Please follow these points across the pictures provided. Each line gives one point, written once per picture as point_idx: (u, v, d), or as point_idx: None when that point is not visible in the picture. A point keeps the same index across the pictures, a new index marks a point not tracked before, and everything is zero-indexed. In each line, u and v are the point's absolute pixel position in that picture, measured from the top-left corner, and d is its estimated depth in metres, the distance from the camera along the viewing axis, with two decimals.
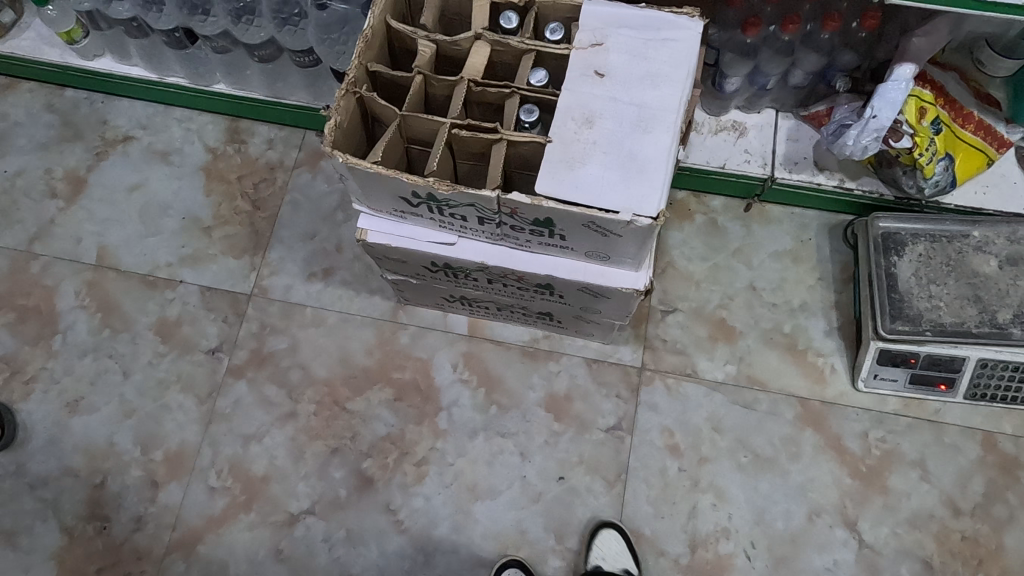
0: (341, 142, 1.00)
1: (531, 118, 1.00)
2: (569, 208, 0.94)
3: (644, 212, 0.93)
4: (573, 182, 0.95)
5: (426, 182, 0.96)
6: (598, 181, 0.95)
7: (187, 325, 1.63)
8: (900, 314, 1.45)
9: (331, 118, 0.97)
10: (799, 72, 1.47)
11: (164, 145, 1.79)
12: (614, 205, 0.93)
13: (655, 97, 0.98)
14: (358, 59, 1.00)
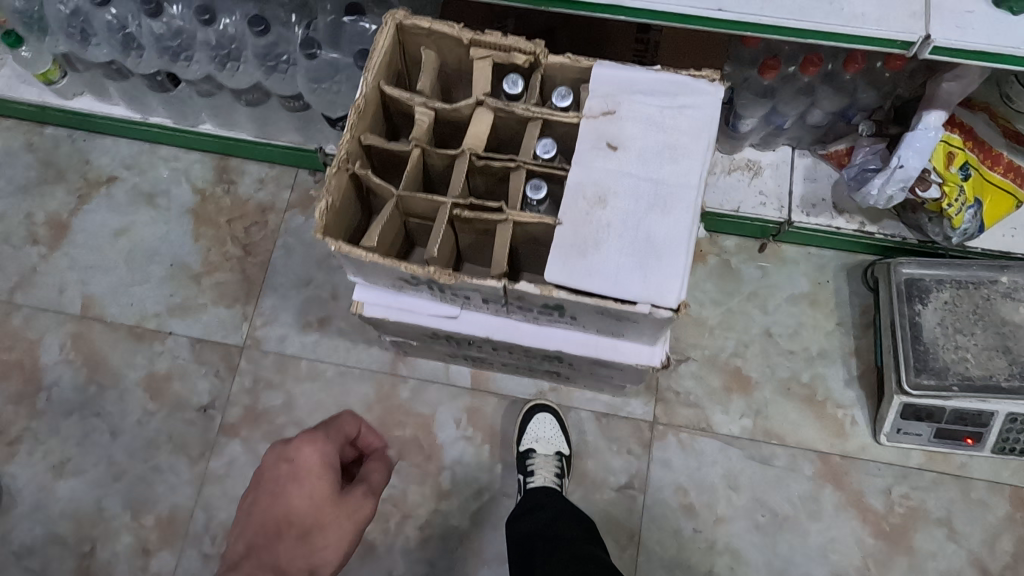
0: (333, 223, 0.92)
1: (539, 195, 0.92)
2: (582, 299, 0.87)
3: (664, 303, 0.86)
4: (585, 269, 0.87)
5: (427, 271, 0.89)
6: (613, 266, 0.87)
7: (177, 380, 1.56)
8: (926, 367, 1.38)
9: (321, 200, 0.88)
10: (818, 112, 1.38)
11: (150, 186, 1.71)
12: (631, 293, 0.86)
13: (673, 172, 0.90)
14: (350, 132, 0.92)
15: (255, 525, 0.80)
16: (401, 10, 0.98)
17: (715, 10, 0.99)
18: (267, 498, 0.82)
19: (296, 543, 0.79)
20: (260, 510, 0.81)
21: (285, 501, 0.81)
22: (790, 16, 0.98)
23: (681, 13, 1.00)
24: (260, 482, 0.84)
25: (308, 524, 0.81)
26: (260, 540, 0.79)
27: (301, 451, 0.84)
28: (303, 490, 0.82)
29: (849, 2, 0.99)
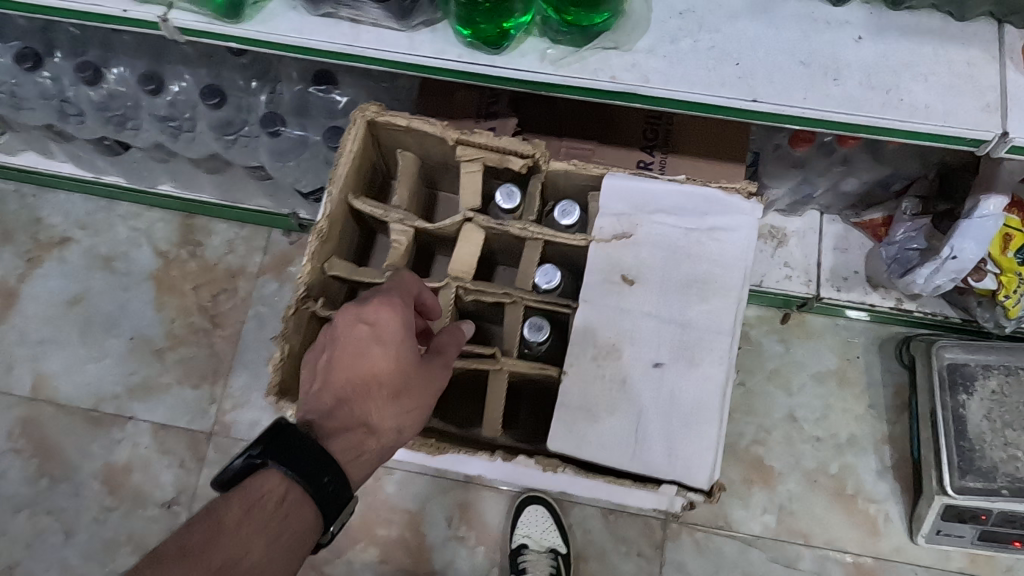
0: (293, 368, 0.79)
1: (540, 336, 0.76)
2: (594, 477, 0.72)
3: (693, 484, 0.71)
4: (597, 439, 0.72)
5: None
6: (631, 436, 0.72)
7: (139, 471, 1.41)
8: (971, 468, 1.24)
9: (276, 354, 0.75)
10: (854, 182, 1.22)
11: (107, 248, 1.55)
12: (653, 471, 0.71)
13: (702, 312, 0.75)
14: (311, 263, 0.77)
15: (338, 380, 0.72)
16: (373, 104, 0.81)
17: (749, 100, 0.83)
18: (345, 362, 0.72)
19: (381, 397, 0.72)
20: (341, 367, 0.72)
21: (364, 367, 0.72)
22: (839, 108, 0.82)
23: (708, 102, 0.84)
24: (335, 341, 0.73)
25: (391, 390, 0.72)
26: (343, 396, 0.72)
27: (378, 316, 0.72)
28: (389, 350, 0.72)
29: (907, 90, 0.83)
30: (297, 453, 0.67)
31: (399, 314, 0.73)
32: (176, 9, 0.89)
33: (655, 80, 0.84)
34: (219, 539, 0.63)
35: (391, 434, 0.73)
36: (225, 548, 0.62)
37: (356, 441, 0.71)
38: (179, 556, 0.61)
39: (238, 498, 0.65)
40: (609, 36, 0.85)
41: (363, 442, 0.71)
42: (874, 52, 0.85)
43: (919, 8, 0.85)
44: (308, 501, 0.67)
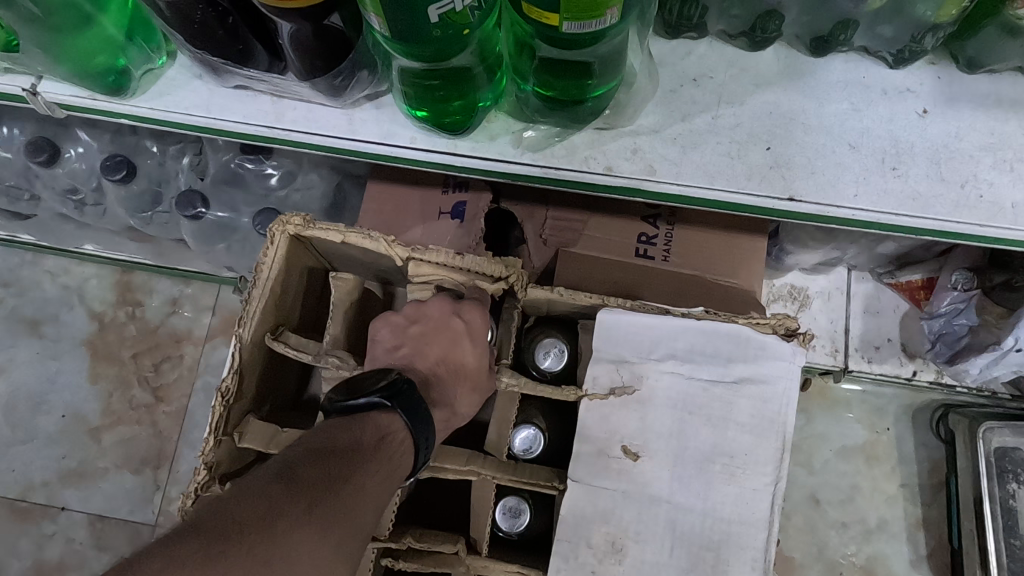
0: None
1: (518, 523, 0.63)
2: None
3: None
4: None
5: None
6: None
7: (73, 571, 1.24)
8: (1022, 569, 1.09)
9: None
10: (894, 244, 1.03)
11: (33, 310, 1.36)
12: None
13: (728, 497, 0.57)
14: (214, 436, 0.61)
15: (427, 357, 0.63)
16: (296, 215, 0.64)
17: (785, 199, 0.64)
18: (439, 344, 0.62)
19: (462, 392, 0.63)
20: (432, 347, 0.63)
21: (457, 353, 0.63)
22: (898, 209, 0.64)
23: (732, 201, 0.65)
24: (427, 321, 0.63)
25: (473, 385, 0.63)
26: (432, 371, 0.62)
27: (476, 315, 0.63)
28: (480, 349, 0.63)
29: (987, 183, 0.64)
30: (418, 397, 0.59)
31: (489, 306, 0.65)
32: (47, 80, 0.69)
33: (663, 170, 0.65)
34: (363, 448, 0.55)
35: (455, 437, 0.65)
36: (372, 459, 0.54)
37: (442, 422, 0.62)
38: (328, 459, 0.53)
39: (370, 421, 0.57)
40: (603, 114, 0.66)
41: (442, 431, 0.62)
42: (944, 131, 0.66)
43: (1002, 71, 0.66)
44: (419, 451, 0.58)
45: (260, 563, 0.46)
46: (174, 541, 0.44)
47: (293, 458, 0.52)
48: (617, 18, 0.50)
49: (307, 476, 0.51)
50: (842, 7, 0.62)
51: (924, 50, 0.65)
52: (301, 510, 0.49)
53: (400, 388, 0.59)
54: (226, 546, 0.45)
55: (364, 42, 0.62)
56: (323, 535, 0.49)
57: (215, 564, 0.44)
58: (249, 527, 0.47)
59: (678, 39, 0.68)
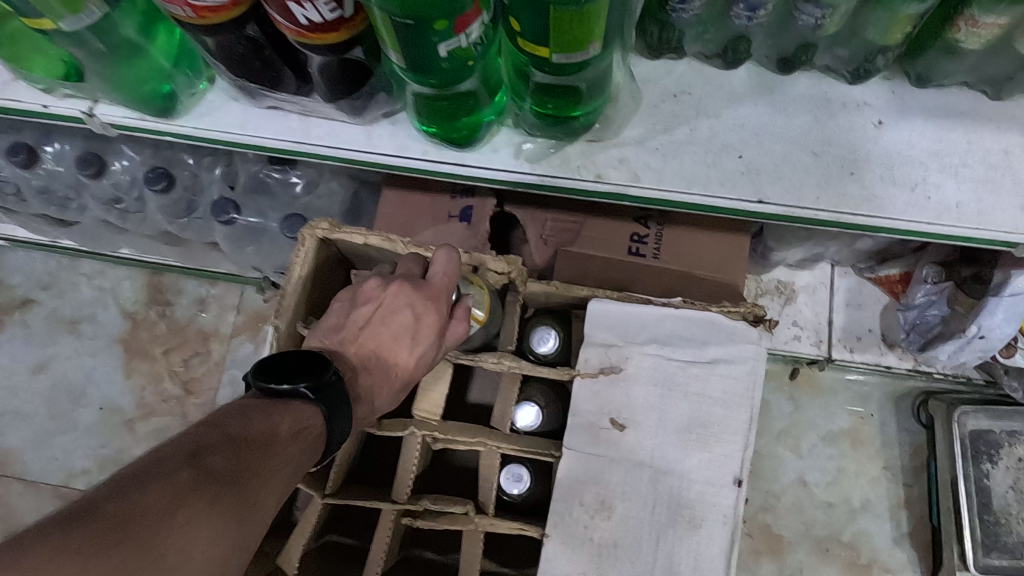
0: None
1: (521, 487, 0.71)
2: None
3: None
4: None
5: None
6: None
7: None
8: (996, 544, 1.17)
9: None
10: (870, 241, 1.10)
11: (72, 310, 1.46)
12: None
13: (703, 463, 0.65)
14: None
15: (367, 337, 0.67)
16: (323, 220, 0.73)
17: (755, 202, 0.73)
18: (378, 329, 0.67)
19: (386, 389, 0.67)
20: (372, 332, 0.67)
21: (396, 348, 0.67)
22: (856, 209, 0.72)
23: (709, 203, 0.74)
24: (380, 304, 0.68)
25: (402, 380, 0.68)
26: (362, 351, 0.67)
27: (427, 317, 0.67)
28: (416, 349, 0.67)
29: (936, 186, 0.72)
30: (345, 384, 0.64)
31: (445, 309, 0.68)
32: (101, 103, 0.78)
33: (646, 177, 0.74)
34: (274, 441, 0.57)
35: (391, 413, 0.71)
36: (277, 456, 0.56)
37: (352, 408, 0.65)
38: (241, 448, 0.55)
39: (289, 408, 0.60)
40: (591, 128, 0.74)
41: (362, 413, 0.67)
42: (898, 139, 0.74)
43: (949, 86, 0.74)
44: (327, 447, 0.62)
45: (156, 557, 0.46)
46: (68, 527, 0.43)
47: (206, 443, 0.54)
48: (599, 49, 0.59)
49: (217, 464, 0.52)
50: (802, 32, 0.71)
51: (878, 68, 0.73)
52: (209, 504, 0.50)
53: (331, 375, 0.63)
54: (122, 544, 0.45)
55: (381, 69, 0.71)
56: (229, 530, 0.51)
57: (111, 553, 0.44)
58: (143, 521, 0.46)
59: (660, 60, 0.77)
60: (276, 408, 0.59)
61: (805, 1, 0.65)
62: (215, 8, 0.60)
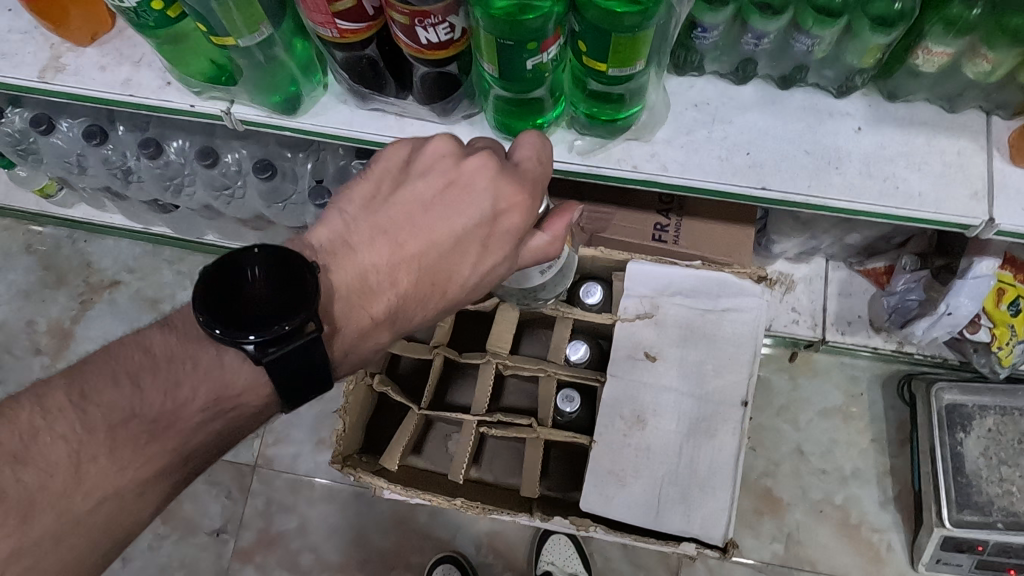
0: (347, 439, 0.92)
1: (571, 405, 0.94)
2: (621, 534, 0.89)
3: (711, 540, 0.87)
4: (625, 500, 0.91)
5: (451, 504, 0.88)
6: (654, 496, 0.90)
7: (188, 502, 1.52)
8: (968, 502, 1.34)
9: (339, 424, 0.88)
10: (858, 236, 1.29)
11: (154, 290, 1.65)
12: (676, 525, 0.89)
13: (718, 386, 0.91)
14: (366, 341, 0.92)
15: (433, 230, 0.70)
16: None
17: (759, 188, 0.92)
18: (448, 224, 0.71)
19: (421, 299, 0.72)
20: (440, 225, 0.71)
21: (449, 250, 0.71)
22: (840, 196, 0.91)
23: (722, 190, 0.93)
24: (456, 196, 0.70)
25: (442, 291, 0.73)
26: (404, 247, 0.70)
27: (512, 221, 0.72)
28: (480, 259, 0.73)
29: (903, 178, 0.91)
30: (304, 357, 0.64)
31: (529, 219, 0.74)
32: (237, 104, 0.98)
33: (672, 168, 0.93)
34: (136, 442, 0.63)
35: (424, 325, 0.77)
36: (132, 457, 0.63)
37: (362, 316, 0.71)
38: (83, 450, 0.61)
39: (203, 377, 0.65)
40: (632, 128, 0.93)
41: (346, 344, 0.71)
42: (874, 142, 0.93)
43: (915, 101, 0.94)
44: (222, 432, 0.67)
45: None
46: None
47: (41, 446, 0.60)
48: (643, 66, 0.79)
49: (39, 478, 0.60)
50: (797, 56, 0.90)
51: (857, 86, 0.93)
52: (22, 523, 0.58)
53: (298, 341, 0.63)
54: None
55: (468, 80, 0.91)
56: (64, 538, 0.60)
57: None
58: None
59: (684, 76, 0.96)
60: (162, 386, 0.64)
61: (799, 32, 0.85)
62: (355, 30, 0.80)
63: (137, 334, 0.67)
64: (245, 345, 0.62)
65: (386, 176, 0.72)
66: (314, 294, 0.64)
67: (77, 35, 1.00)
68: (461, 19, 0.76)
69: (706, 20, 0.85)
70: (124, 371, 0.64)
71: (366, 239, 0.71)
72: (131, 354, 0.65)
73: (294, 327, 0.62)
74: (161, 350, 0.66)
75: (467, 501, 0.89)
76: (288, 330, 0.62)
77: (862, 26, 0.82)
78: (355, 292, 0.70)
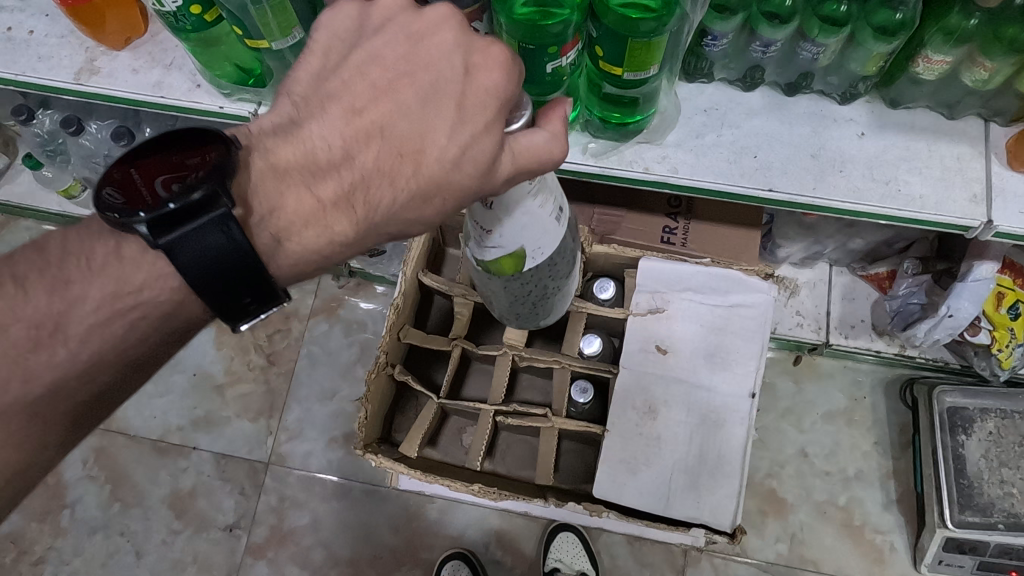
0: (369, 426, 0.97)
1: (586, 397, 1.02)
2: (632, 519, 0.95)
3: (719, 527, 0.94)
4: (636, 486, 0.96)
5: (468, 488, 0.94)
6: (664, 483, 0.96)
7: (202, 498, 1.54)
8: (970, 503, 1.36)
9: (362, 411, 0.93)
10: (861, 241, 1.33)
11: None
12: (686, 511, 0.95)
13: (726, 377, 0.98)
14: (388, 334, 0.97)
15: (394, 95, 0.59)
16: None
17: (766, 190, 0.95)
18: (409, 86, 0.59)
19: (387, 181, 0.60)
20: (401, 88, 0.59)
21: (415, 117, 0.59)
22: (843, 198, 0.95)
23: (730, 191, 0.96)
24: (419, 55, 0.59)
25: (411, 173, 0.60)
26: (361, 114, 0.60)
27: (491, 78, 0.58)
28: (452, 133, 0.58)
29: (904, 182, 0.95)
30: (219, 241, 0.56)
31: (516, 87, 0.59)
32: (264, 105, 1.02)
33: (682, 170, 0.96)
34: (24, 350, 0.60)
35: (398, 226, 0.63)
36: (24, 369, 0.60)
37: (309, 196, 0.61)
38: None
39: (102, 275, 0.60)
40: (644, 131, 0.97)
41: (286, 232, 0.61)
42: (876, 147, 0.97)
43: (916, 109, 0.98)
44: (125, 337, 0.62)
45: None
46: None
47: None
48: (656, 70, 0.83)
49: None
50: (803, 63, 0.94)
51: (860, 93, 0.97)
52: None
53: (209, 215, 0.56)
54: None
55: None
56: None
57: None
58: None
59: (694, 83, 1.00)
60: (51, 289, 0.60)
61: (805, 40, 0.89)
62: None
63: (37, 236, 0.63)
64: (142, 224, 0.55)
65: (342, 35, 0.62)
66: (224, 161, 0.58)
67: (110, 38, 1.04)
68: (484, 25, 0.81)
69: (717, 28, 0.89)
70: (13, 274, 0.61)
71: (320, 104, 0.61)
72: (25, 256, 0.61)
73: (201, 199, 0.55)
74: (56, 249, 0.62)
75: (483, 487, 0.95)
76: (190, 200, 0.55)
77: (866, 35, 0.86)
78: (303, 165, 0.61)
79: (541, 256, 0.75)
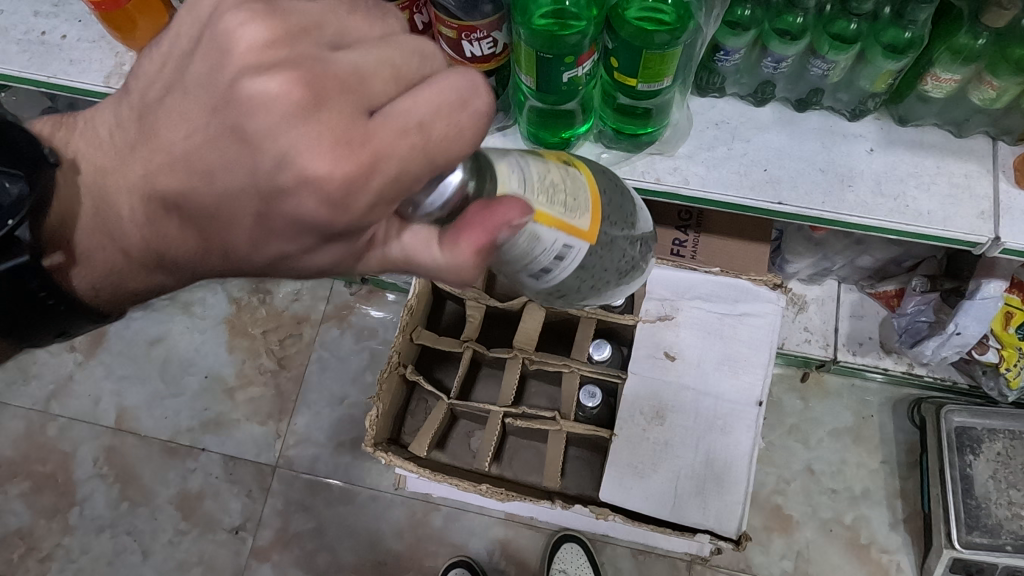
0: (380, 426, 0.98)
1: (593, 401, 1.03)
2: (638, 522, 0.96)
3: (724, 533, 0.95)
4: (643, 491, 0.98)
5: (477, 488, 0.95)
6: (668, 490, 0.97)
7: (209, 499, 1.55)
8: (977, 524, 1.36)
9: (374, 409, 0.94)
10: (869, 258, 1.34)
11: (185, 293, 1.69)
12: (693, 517, 0.96)
13: (733, 385, 1.00)
14: (402, 335, 0.99)
15: (182, 187, 0.47)
16: None
17: (775, 203, 0.97)
18: (196, 187, 0.46)
19: (196, 264, 0.54)
20: (194, 184, 0.46)
21: (207, 220, 0.48)
22: (850, 212, 0.96)
23: (739, 203, 0.98)
24: (217, 146, 0.45)
25: (221, 265, 0.53)
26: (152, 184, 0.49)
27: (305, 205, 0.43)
28: (258, 246, 0.49)
29: (912, 198, 0.96)
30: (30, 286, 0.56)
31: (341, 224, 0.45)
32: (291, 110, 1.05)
33: (694, 182, 0.98)
34: None
35: None
36: None
37: (123, 249, 0.57)
38: None
39: None
40: (655, 143, 0.99)
41: (107, 280, 0.60)
42: (884, 163, 0.98)
43: (924, 126, 0.99)
44: None
45: None
46: None
47: None
48: (670, 82, 0.85)
49: None
50: (813, 80, 0.96)
51: (870, 109, 0.99)
52: None
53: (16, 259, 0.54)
54: None
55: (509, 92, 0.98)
56: None
57: None
58: None
59: (706, 97, 1.02)
60: None
61: (815, 57, 0.91)
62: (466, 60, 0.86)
63: None
64: None
65: (173, 57, 0.49)
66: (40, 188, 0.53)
67: (139, 40, 1.00)
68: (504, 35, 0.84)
69: (730, 43, 0.91)
70: None
71: (129, 142, 0.51)
72: None
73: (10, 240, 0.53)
74: None
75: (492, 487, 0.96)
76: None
77: (876, 53, 0.89)
78: (109, 217, 0.55)
79: (576, 281, 0.61)
